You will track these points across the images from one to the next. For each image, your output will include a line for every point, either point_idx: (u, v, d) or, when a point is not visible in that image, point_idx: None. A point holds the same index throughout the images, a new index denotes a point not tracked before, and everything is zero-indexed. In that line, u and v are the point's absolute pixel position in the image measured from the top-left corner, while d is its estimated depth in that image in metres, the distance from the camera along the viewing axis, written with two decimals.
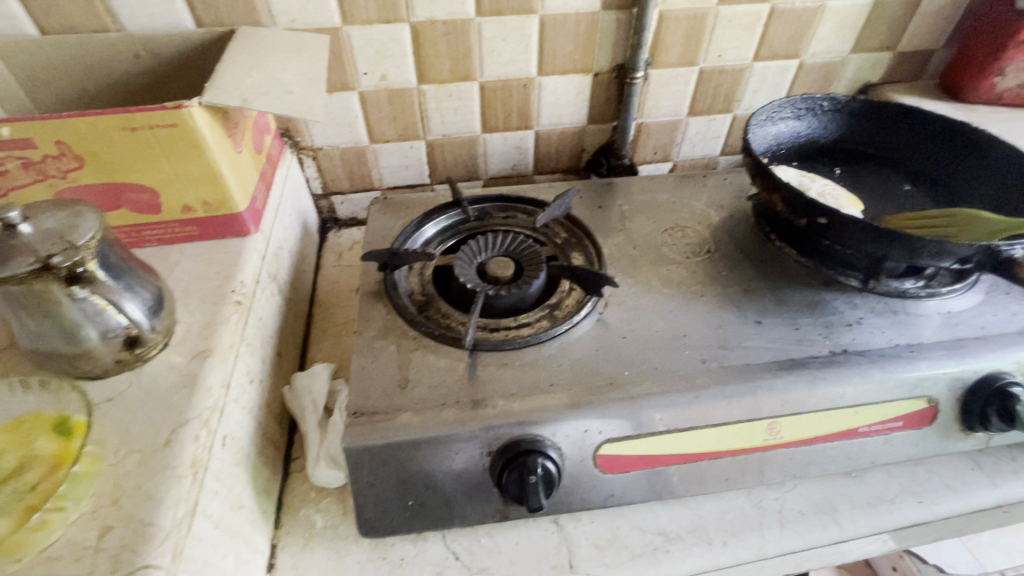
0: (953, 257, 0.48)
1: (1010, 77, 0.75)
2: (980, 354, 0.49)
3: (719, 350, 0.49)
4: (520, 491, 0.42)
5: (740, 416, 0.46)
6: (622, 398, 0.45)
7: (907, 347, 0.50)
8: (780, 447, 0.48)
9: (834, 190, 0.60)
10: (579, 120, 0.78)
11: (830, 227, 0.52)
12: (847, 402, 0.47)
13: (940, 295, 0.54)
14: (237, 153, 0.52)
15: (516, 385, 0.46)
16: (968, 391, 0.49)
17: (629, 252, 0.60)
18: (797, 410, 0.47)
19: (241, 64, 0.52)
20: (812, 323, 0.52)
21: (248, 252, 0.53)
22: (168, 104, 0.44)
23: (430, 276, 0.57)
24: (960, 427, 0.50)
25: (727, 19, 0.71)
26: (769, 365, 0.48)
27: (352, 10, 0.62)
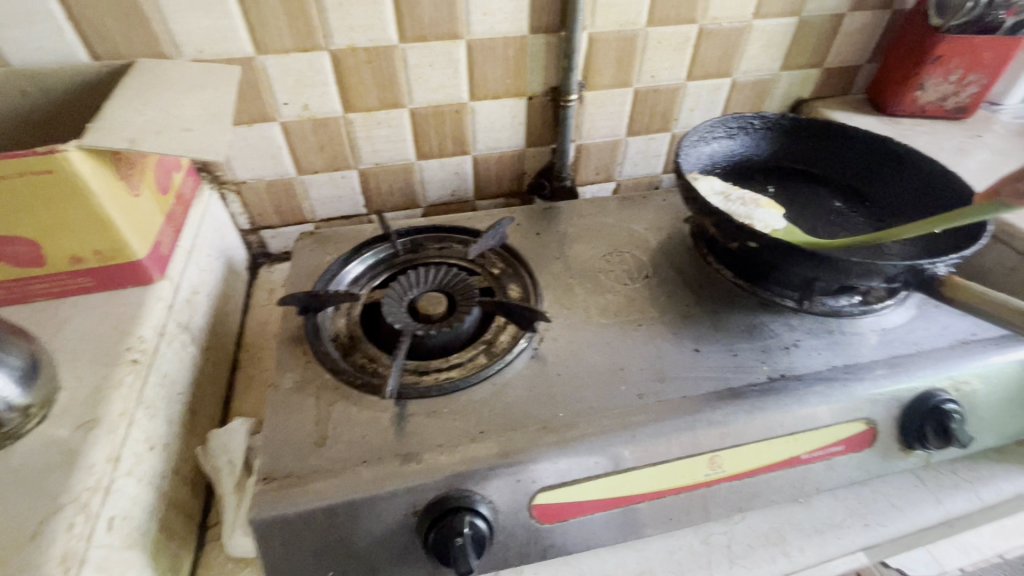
0: (881, 277, 0.48)
1: (930, 91, 0.78)
2: (914, 372, 0.49)
3: (658, 383, 0.48)
4: (446, 554, 0.39)
5: (680, 453, 0.44)
6: (556, 442, 0.43)
7: (844, 368, 0.49)
8: (723, 481, 0.46)
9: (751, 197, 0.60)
10: (517, 143, 0.77)
11: (762, 250, 0.51)
12: (787, 430, 0.46)
13: (874, 312, 0.55)
14: (134, 196, 0.48)
15: (444, 434, 0.43)
16: (905, 410, 0.49)
17: (567, 282, 0.58)
18: (738, 442, 0.45)
19: (135, 100, 0.48)
20: (750, 348, 0.51)
21: (151, 303, 0.48)
22: (39, 149, 0.40)
23: (358, 317, 0.54)
24: (899, 446, 0.50)
25: (657, 41, 0.71)
26: (707, 397, 0.46)
27: (265, 39, 0.58)
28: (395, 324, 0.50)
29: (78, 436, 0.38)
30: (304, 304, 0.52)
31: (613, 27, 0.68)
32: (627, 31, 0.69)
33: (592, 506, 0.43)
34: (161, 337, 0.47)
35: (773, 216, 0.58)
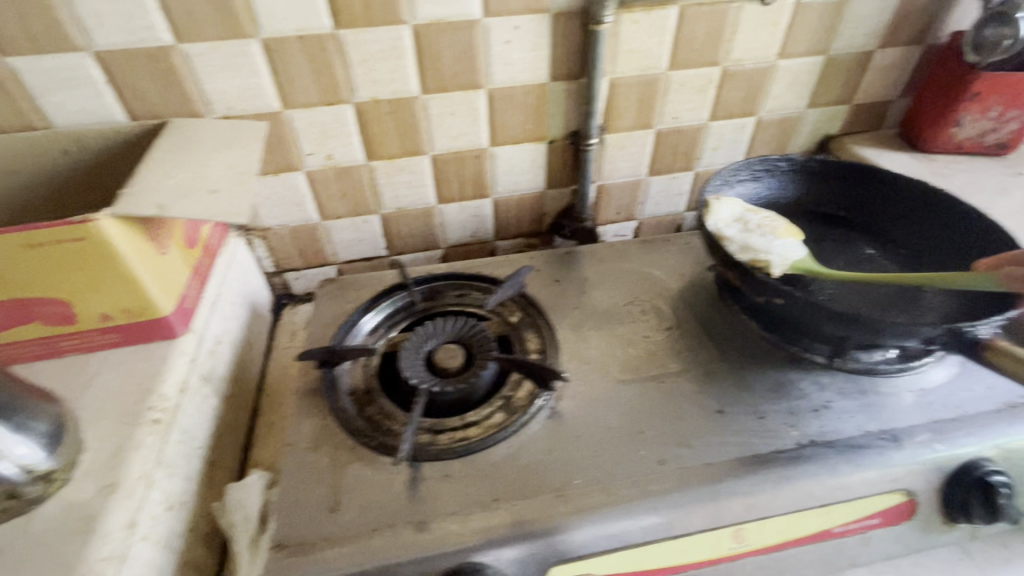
0: (918, 338, 0.46)
1: (967, 127, 0.75)
2: (954, 440, 0.46)
3: (679, 448, 0.46)
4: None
5: (702, 525, 0.42)
6: (571, 513, 0.41)
7: (878, 434, 0.47)
8: (749, 556, 0.44)
9: (770, 220, 0.56)
10: (537, 186, 0.77)
11: (788, 306, 0.49)
12: (818, 501, 0.44)
13: (912, 371, 0.52)
14: (162, 255, 0.49)
15: (457, 501, 0.43)
16: (946, 480, 0.46)
17: (585, 333, 0.57)
18: (764, 514, 0.43)
19: (165, 162, 0.49)
20: (777, 409, 0.49)
21: (175, 359, 0.50)
22: (73, 219, 0.41)
23: (375, 370, 0.54)
24: (942, 519, 0.47)
25: (679, 83, 0.70)
26: (731, 464, 0.44)
27: (292, 95, 0.60)
28: (411, 380, 0.50)
29: (99, 501, 0.39)
30: (322, 358, 0.52)
31: (634, 72, 0.68)
32: (648, 75, 0.68)
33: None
34: (183, 393, 0.48)
35: (790, 244, 0.54)
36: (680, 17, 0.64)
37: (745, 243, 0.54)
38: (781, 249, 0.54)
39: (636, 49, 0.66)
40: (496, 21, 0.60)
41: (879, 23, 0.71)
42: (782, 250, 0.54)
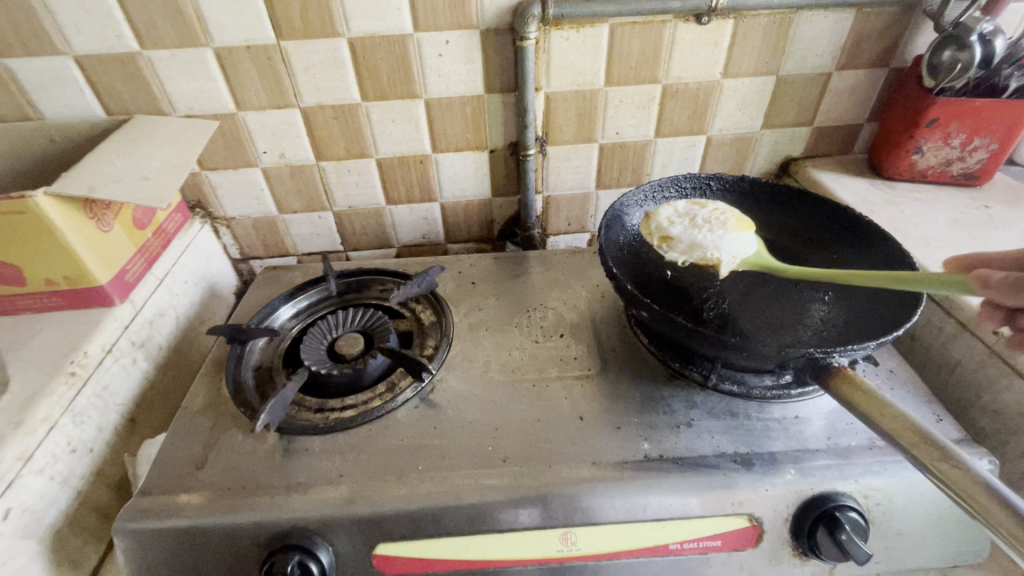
0: (774, 361, 0.45)
1: (928, 154, 0.71)
2: (810, 471, 0.45)
3: (528, 449, 0.47)
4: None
5: (530, 522, 0.44)
6: (402, 495, 0.44)
7: (733, 456, 0.46)
8: (578, 560, 0.44)
9: (719, 215, 0.56)
10: (483, 193, 0.80)
11: (656, 321, 0.50)
12: (652, 514, 0.44)
13: (788, 400, 0.51)
14: (104, 232, 0.57)
15: (307, 473, 0.46)
16: (798, 510, 0.45)
17: (481, 335, 0.59)
18: (596, 520, 0.44)
19: (114, 152, 0.57)
20: (638, 422, 0.49)
21: (106, 323, 0.57)
22: (15, 195, 0.49)
23: (281, 350, 0.59)
24: (792, 549, 0.46)
25: (618, 99, 0.72)
26: (571, 469, 0.45)
27: (245, 98, 0.67)
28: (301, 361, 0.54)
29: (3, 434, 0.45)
30: (230, 337, 0.57)
31: (568, 87, 0.70)
32: (584, 91, 0.70)
33: (437, 565, 0.44)
34: (107, 354, 0.55)
35: (742, 238, 0.54)
36: (610, 35, 0.66)
37: (693, 240, 0.54)
38: (733, 246, 0.53)
39: (570, 65, 0.68)
40: (426, 36, 0.64)
41: (831, 44, 0.70)
42: (732, 246, 0.54)
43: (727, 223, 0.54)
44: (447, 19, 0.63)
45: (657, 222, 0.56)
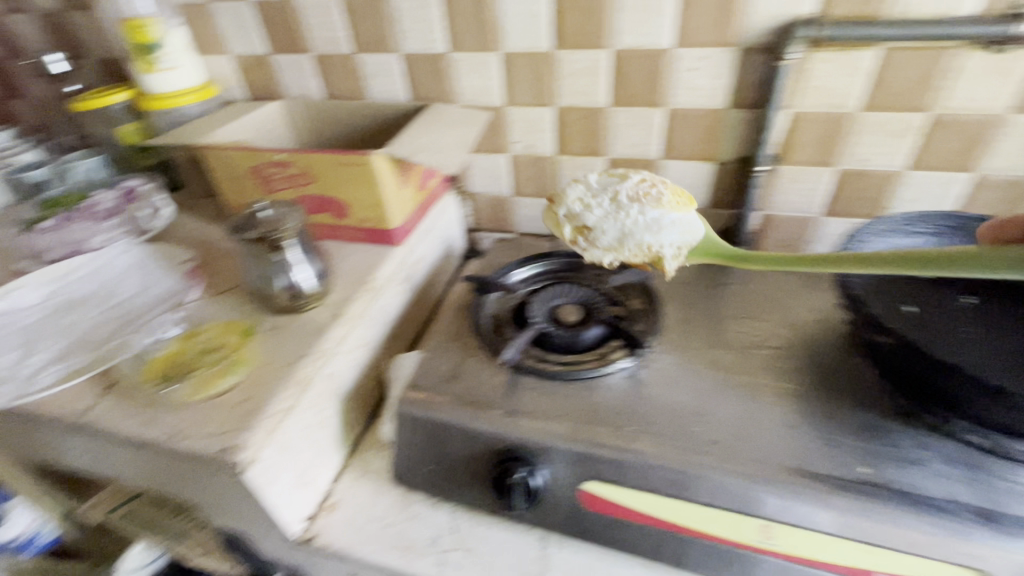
0: None
1: None
2: None
3: (733, 439, 0.50)
4: (501, 485, 0.51)
5: (729, 504, 0.47)
6: (615, 444, 0.50)
7: (970, 508, 0.43)
8: (773, 555, 0.46)
9: (652, 189, 0.60)
10: (699, 203, 0.83)
11: (898, 350, 0.48)
12: (859, 534, 0.44)
13: None
14: (402, 188, 0.73)
15: (534, 406, 0.55)
16: None
17: (689, 331, 0.63)
18: (798, 522, 0.45)
19: (421, 127, 0.73)
20: (854, 445, 0.49)
21: (391, 257, 0.73)
22: (361, 152, 0.66)
23: (510, 306, 0.70)
24: None
25: (872, 125, 0.69)
26: (781, 469, 0.47)
27: (514, 95, 0.80)
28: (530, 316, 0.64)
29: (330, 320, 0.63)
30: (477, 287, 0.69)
31: (819, 108, 0.70)
32: (833, 112, 0.69)
33: (633, 514, 0.49)
34: (390, 280, 0.71)
35: (673, 214, 0.58)
36: (880, 59, 0.64)
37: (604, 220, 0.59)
38: (672, 234, 0.58)
39: (825, 88, 0.68)
40: (687, 52, 0.69)
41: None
42: (672, 234, 0.59)
43: (665, 202, 0.59)
44: (710, 37, 0.68)
45: (568, 208, 0.61)
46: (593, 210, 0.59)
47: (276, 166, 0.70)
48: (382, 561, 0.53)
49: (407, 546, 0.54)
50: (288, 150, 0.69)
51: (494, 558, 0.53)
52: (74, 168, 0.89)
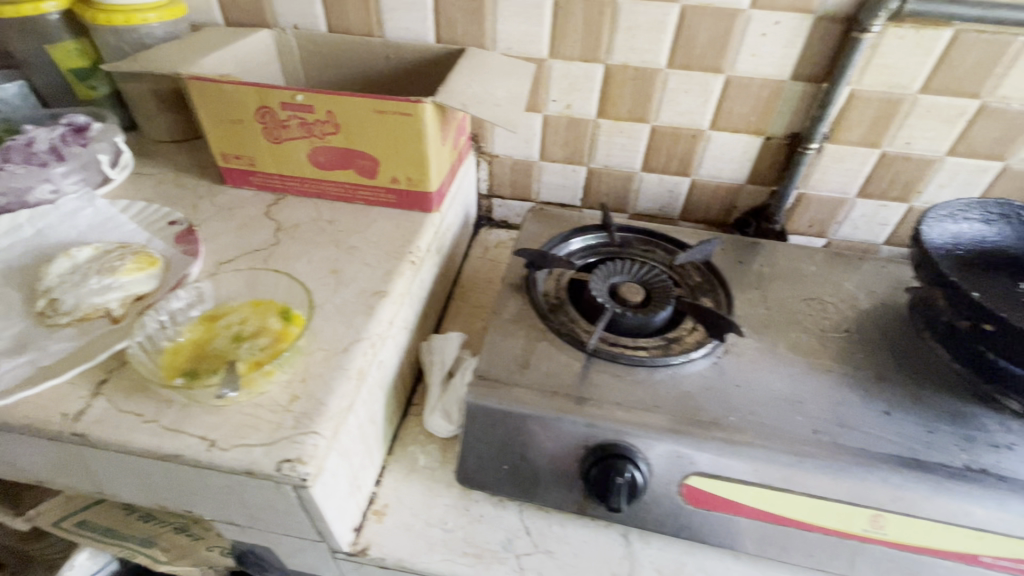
0: (806, 417, 0.49)
1: None
2: (751, 448, 0.47)
3: (837, 428, 0.49)
4: (605, 487, 0.46)
5: (813, 490, 0.46)
6: (380, 385, 0.51)
7: (693, 420, 0.49)
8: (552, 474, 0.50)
9: (119, 261, 0.52)
10: (530, 157, 0.84)
11: (1000, 337, 0.48)
12: (974, 523, 0.44)
13: (757, 375, 0.53)
14: (283, 128, 0.61)
15: (621, 396, 0.51)
16: (732, 494, 0.47)
17: (761, 312, 0.61)
18: (912, 510, 0.45)
19: (216, 51, 0.67)
20: (950, 431, 0.49)
21: (191, 188, 0.68)
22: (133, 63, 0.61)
23: (564, 285, 0.64)
24: (708, 528, 0.48)
25: (676, 85, 0.72)
26: (891, 460, 0.46)
27: (336, 21, 0.74)
28: (524, 283, 0.62)
29: (420, 316, 0.64)
30: (294, 216, 0.65)
31: (677, 125, 0.76)
32: (690, 133, 0.76)
33: (484, 478, 0.51)
34: None
35: (129, 281, 0.50)
36: (745, 18, 0.65)
37: (65, 294, 0.49)
38: (112, 292, 0.49)
39: (636, 55, 0.70)
40: (556, 62, 0.73)
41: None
42: (121, 293, 0.49)
43: (116, 268, 0.51)
44: (578, 49, 0.71)
45: (46, 282, 0.50)
46: (58, 279, 0.50)
47: (200, 96, 0.60)
48: (453, 570, 0.49)
49: (478, 552, 0.50)
50: (308, 92, 0.57)
51: (577, 561, 0.50)
52: None
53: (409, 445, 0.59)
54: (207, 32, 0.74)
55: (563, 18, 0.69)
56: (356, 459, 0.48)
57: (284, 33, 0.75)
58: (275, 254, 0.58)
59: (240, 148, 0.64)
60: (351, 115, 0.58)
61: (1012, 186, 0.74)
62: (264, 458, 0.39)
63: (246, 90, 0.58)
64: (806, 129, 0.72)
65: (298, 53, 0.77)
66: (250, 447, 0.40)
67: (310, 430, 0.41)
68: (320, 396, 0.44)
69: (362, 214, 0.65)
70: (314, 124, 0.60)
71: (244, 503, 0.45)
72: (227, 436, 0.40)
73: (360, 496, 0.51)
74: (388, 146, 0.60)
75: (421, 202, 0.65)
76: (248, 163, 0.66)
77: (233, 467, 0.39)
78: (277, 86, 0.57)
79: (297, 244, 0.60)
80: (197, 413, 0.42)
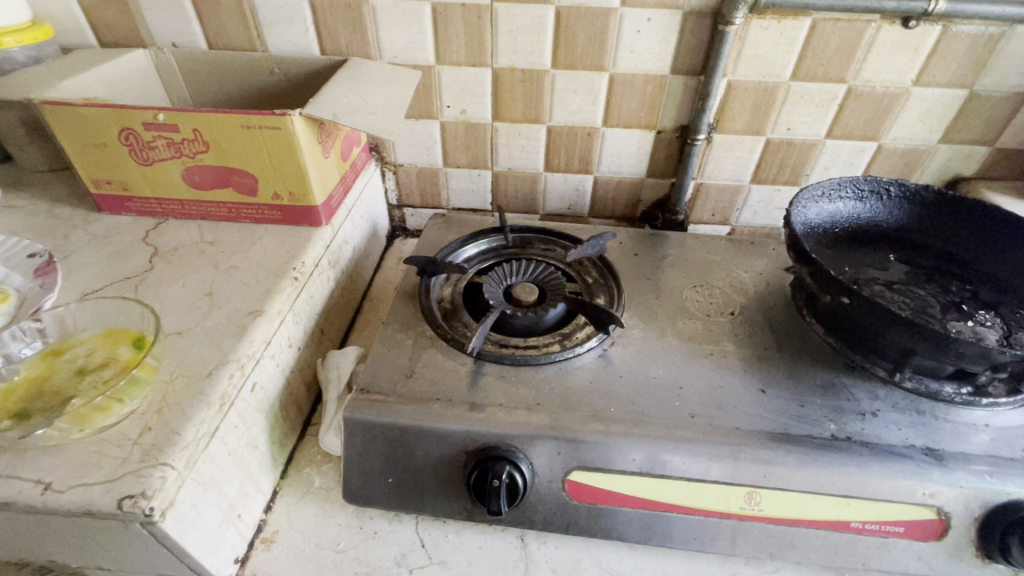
0: (684, 404, 0.50)
1: (943, 263, 0.63)
2: (631, 437, 0.47)
3: (712, 409, 0.49)
4: (483, 490, 0.45)
5: (688, 473, 0.46)
6: (258, 408, 0.50)
7: (576, 414, 0.49)
8: (439, 482, 0.49)
9: None
10: (434, 163, 0.83)
11: (856, 308, 0.50)
12: (840, 491, 0.45)
13: (642, 365, 0.54)
14: (152, 149, 0.59)
15: (506, 397, 0.50)
16: (616, 485, 0.47)
17: (651, 302, 0.62)
18: (782, 485, 0.45)
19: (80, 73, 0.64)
20: (821, 403, 0.50)
21: (62, 217, 0.65)
22: None
23: (459, 289, 0.63)
24: (600, 521, 0.48)
25: (564, 83, 0.73)
26: (761, 435, 0.47)
27: (215, 38, 0.72)
28: (418, 292, 0.62)
29: (314, 332, 0.62)
30: (174, 238, 0.62)
31: (572, 124, 0.77)
32: (584, 131, 0.77)
33: (371, 492, 0.50)
34: None
35: None
36: (618, 15, 0.67)
37: None
38: None
39: (520, 57, 0.71)
40: (444, 68, 0.73)
41: (981, 48, 0.66)
42: None
43: None
44: (463, 54, 0.72)
45: None
46: None
47: (57, 120, 0.57)
48: None
49: (369, 570, 0.48)
50: (170, 110, 0.55)
51: (472, 568, 0.48)
52: None
53: (305, 466, 0.56)
54: (77, 55, 0.71)
55: (443, 23, 0.69)
56: (230, 487, 0.46)
57: (161, 52, 0.73)
58: (149, 280, 0.56)
59: (111, 173, 0.62)
60: (219, 132, 0.57)
61: (889, 163, 0.77)
62: (104, 496, 0.37)
63: (105, 111, 0.56)
64: (692, 121, 0.73)
65: (179, 72, 0.75)
66: (89, 486, 0.37)
67: (160, 462, 0.39)
68: (174, 425, 0.41)
69: (248, 232, 0.63)
70: (182, 143, 0.58)
71: (97, 546, 0.42)
72: (64, 477, 0.38)
73: (242, 525, 0.48)
74: (263, 161, 0.59)
75: (308, 216, 0.63)
76: (122, 188, 0.63)
77: (69, 510, 0.37)
78: (137, 106, 0.55)
79: (172, 269, 0.57)
80: (32, 456, 0.39)
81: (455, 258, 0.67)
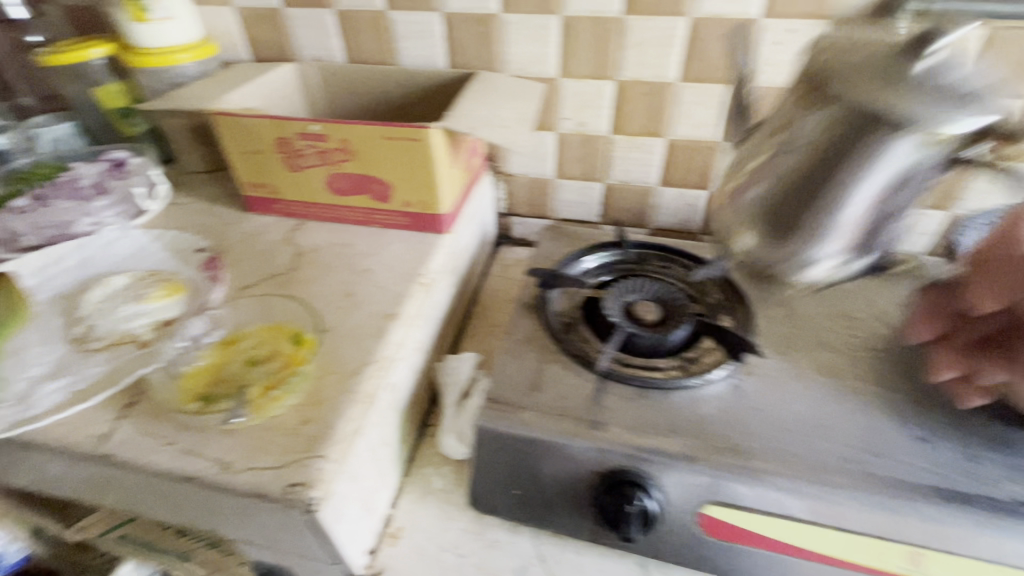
0: (833, 446, 0.46)
1: None
2: (773, 475, 0.44)
3: (865, 454, 0.46)
4: (616, 516, 0.45)
5: (839, 522, 0.43)
6: (392, 408, 0.52)
7: (711, 446, 0.47)
8: (565, 499, 0.48)
9: (146, 288, 0.55)
10: (546, 174, 0.83)
11: None
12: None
13: (781, 398, 0.51)
14: (302, 156, 0.63)
15: (634, 420, 0.49)
16: (755, 525, 0.44)
17: (782, 330, 0.58)
18: (951, 548, 0.41)
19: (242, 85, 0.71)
20: (997, 461, 0.45)
21: (218, 215, 0.71)
22: None
23: (578, 303, 0.63)
24: (734, 559, 0.46)
25: (691, 97, 0.71)
26: (924, 489, 0.43)
27: (354, 52, 0.77)
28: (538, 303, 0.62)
29: (436, 336, 0.64)
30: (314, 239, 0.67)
31: (695, 138, 0.74)
32: (707, 145, 0.75)
33: (495, 501, 0.51)
34: None
35: (153, 309, 0.53)
36: (759, 27, 0.64)
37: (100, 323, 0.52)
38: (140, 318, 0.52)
39: (647, 70, 0.70)
40: (568, 81, 0.73)
41: None
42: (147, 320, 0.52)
43: (145, 297, 0.54)
44: (588, 67, 0.71)
45: (81, 310, 0.54)
46: (93, 306, 0.54)
47: (225, 129, 0.63)
48: None
49: None
50: (323, 121, 0.59)
51: None
52: (46, 135, 0.80)
53: (424, 467, 0.58)
54: (236, 68, 0.78)
55: (571, 37, 0.69)
56: (368, 482, 0.48)
57: (307, 65, 0.79)
58: (297, 278, 0.60)
59: (263, 178, 0.67)
60: (364, 142, 0.60)
61: None
62: (274, 481, 0.40)
63: (267, 122, 0.61)
64: None
65: (319, 83, 0.80)
66: (261, 470, 0.41)
67: (318, 454, 0.42)
68: (328, 420, 0.44)
69: (379, 236, 0.67)
70: (330, 152, 0.62)
71: (256, 524, 0.45)
72: (240, 459, 0.41)
73: (374, 518, 0.50)
74: (400, 170, 0.62)
75: (434, 223, 0.66)
76: (271, 191, 0.69)
77: (244, 490, 0.40)
78: (295, 117, 0.60)
79: (315, 268, 0.61)
80: (211, 436, 0.43)
81: (574, 271, 0.67)
